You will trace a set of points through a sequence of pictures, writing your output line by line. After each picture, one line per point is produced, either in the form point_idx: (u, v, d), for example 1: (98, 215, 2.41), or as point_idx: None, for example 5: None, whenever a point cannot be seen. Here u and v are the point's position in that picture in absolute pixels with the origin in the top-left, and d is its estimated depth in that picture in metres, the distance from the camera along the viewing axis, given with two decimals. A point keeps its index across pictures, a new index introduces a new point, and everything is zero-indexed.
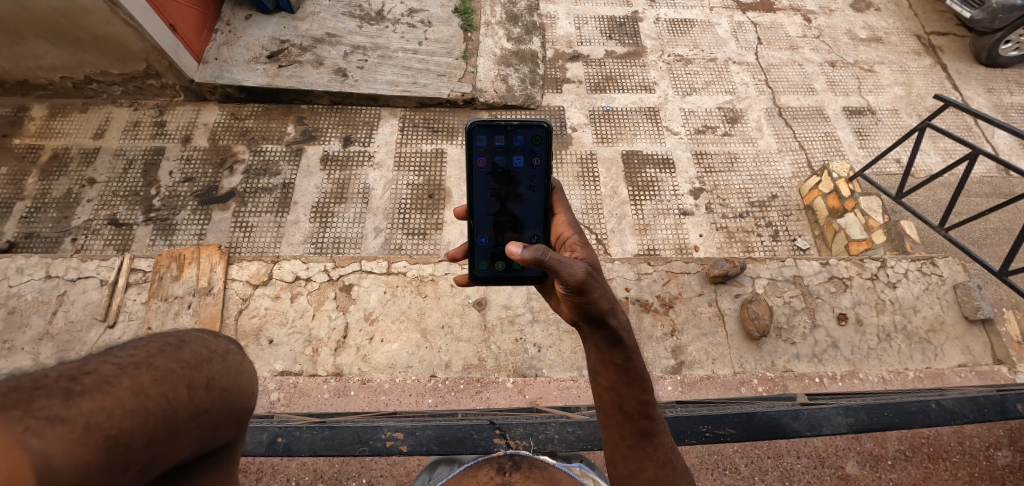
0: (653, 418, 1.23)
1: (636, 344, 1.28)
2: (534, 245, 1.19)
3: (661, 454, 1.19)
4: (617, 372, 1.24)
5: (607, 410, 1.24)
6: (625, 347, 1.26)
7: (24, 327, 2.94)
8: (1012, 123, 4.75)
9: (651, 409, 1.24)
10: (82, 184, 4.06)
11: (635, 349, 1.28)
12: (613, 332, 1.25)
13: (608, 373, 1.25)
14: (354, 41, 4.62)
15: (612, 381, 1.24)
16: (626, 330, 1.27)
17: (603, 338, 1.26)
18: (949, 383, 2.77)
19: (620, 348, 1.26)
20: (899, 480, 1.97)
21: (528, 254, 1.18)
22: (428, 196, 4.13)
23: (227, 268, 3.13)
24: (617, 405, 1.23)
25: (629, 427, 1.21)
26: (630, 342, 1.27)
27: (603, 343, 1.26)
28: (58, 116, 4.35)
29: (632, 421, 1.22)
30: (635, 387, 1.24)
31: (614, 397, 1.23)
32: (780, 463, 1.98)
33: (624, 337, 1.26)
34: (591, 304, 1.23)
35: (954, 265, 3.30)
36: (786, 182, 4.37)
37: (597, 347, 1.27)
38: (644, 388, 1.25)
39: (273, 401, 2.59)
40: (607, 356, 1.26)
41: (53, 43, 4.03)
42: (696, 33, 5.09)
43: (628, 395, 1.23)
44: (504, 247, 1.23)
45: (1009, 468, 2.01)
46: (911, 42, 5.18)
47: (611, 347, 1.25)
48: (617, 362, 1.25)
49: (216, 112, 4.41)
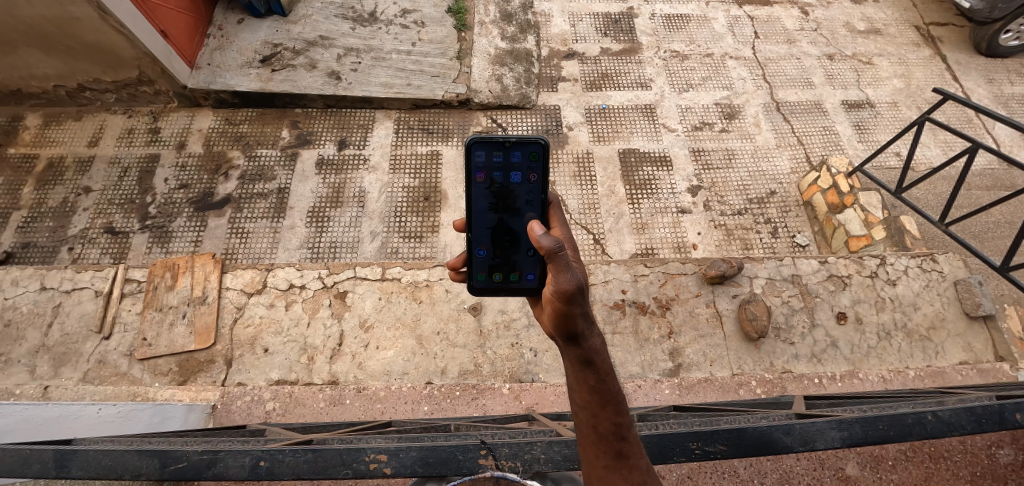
0: (629, 439, 1.13)
1: (610, 365, 1.21)
2: (554, 235, 1.21)
3: (638, 476, 1.08)
4: (591, 391, 1.17)
5: (582, 430, 1.16)
6: (599, 367, 1.20)
7: (20, 339, 2.94)
8: (1013, 114, 4.69)
9: (627, 430, 1.15)
10: (78, 193, 4.05)
11: (609, 369, 1.21)
12: (586, 353, 1.20)
13: (583, 393, 1.18)
14: (347, 43, 4.59)
15: (587, 401, 1.17)
16: (600, 353, 1.21)
17: (576, 356, 1.20)
18: (950, 381, 2.75)
19: (593, 370, 1.19)
20: (900, 481, 1.90)
21: (546, 241, 1.19)
22: (424, 199, 4.11)
23: (221, 277, 3.15)
24: (591, 425, 1.14)
25: (605, 447, 1.12)
26: (604, 363, 1.21)
27: (577, 361, 1.20)
28: (53, 125, 4.34)
29: (606, 442, 1.12)
30: (608, 407, 1.15)
31: (589, 416, 1.15)
32: (779, 465, 1.94)
33: (597, 360, 1.20)
34: (572, 318, 1.21)
35: (954, 261, 3.27)
36: (785, 178, 4.33)
37: (573, 365, 1.21)
38: (619, 410, 1.16)
39: (268, 411, 2.60)
40: (582, 375, 1.19)
41: (45, 52, 4.01)
42: (693, 28, 5.04)
43: (602, 416, 1.14)
44: (527, 224, 1.24)
45: (1014, 467, 1.89)
46: (910, 33, 5.12)
47: (584, 367, 1.19)
48: (591, 382, 1.18)
49: (210, 118, 4.39)
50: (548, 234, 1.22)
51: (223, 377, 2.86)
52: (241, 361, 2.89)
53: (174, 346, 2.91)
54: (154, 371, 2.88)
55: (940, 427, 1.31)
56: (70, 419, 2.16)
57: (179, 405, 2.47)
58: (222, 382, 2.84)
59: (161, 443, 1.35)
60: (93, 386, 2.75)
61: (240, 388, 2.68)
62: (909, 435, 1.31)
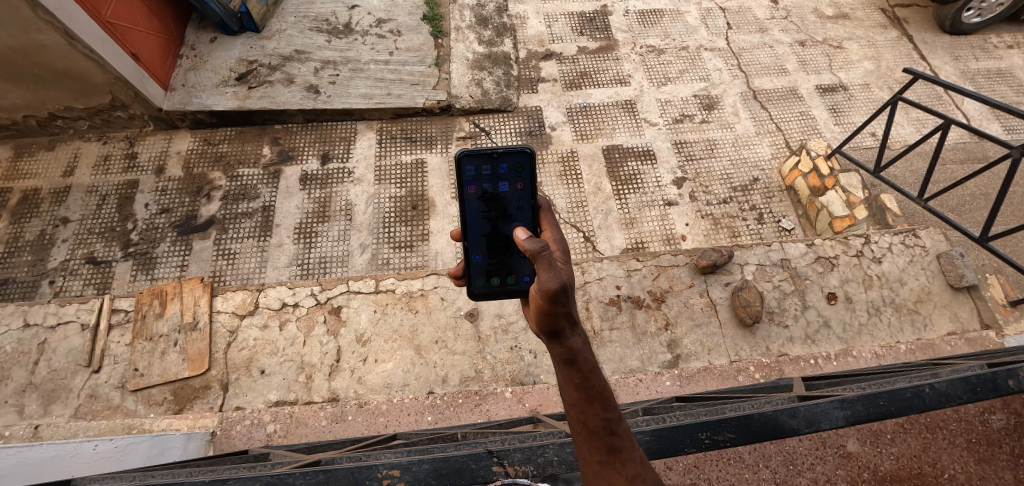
0: (620, 433, 1.10)
1: (594, 361, 1.18)
2: (537, 238, 1.22)
3: (632, 469, 1.06)
4: (578, 389, 1.15)
5: (574, 427, 1.14)
6: (583, 365, 1.17)
7: (5, 379, 2.86)
8: (980, 88, 4.83)
9: (618, 425, 1.11)
10: (56, 224, 3.96)
11: (594, 365, 1.17)
12: (568, 351, 1.18)
13: (570, 390, 1.16)
14: (323, 56, 4.55)
15: (576, 399, 1.14)
16: (583, 350, 1.18)
17: (559, 355, 1.18)
18: (940, 352, 2.84)
19: (577, 367, 1.16)
20: (901, 454, 1.62)
21: (529, 243, 1.21)
22: (411, 208, 4.09)
23: (211, 300, 3.09)
24: (581, 422, 1.12)
25: (596, 443, 1.10)
26: (587, 360, 1.18)
27: (563, 360, 1.18)
28: (24, 156, 4.22)
29: (598, 438, 1.10)
30: (596, 403, 1.13)
31: (578, 414, 1.13)
32: (783, 447, 1.64)
33: (579, 358, 1.17)
34: (554, 317, 1.17)
35: (935, 235, 3.35)
36: (766, 165, 4.39)
37: (558, 364, 1.19)
38: (607, 406, 1.13)
39: (269, 434, 2.60)
40: (567, 374, 1.17)
41: (12, 82, 3.89)
42: (666, 23, 5.10)
43: (590, 412, 1.12)
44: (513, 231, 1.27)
45: (1006, 430, 1.62)
46: (877, 15, 5.24)
47: (567, 365, 1.17)
48: (576, 380, 1.16)
49: (188, 139, 4.32)
50: (534, 238, 1.23)
51: (220, 403, 2.81)
52: (237, 384, 2.86)
53: (167, 374, 2.87)
54: (148, 402, 2.83)
55: (936, 399, 1.34)
56: (69, 458, 2.12)
57: (177, 435, 2.44)
58: (219, 407, 2.80)
59: (163, 476, 1.30)
60: (87, 421, 2.69)
61: (238, 413, 2.67)
62: (909, 409, 1.34)
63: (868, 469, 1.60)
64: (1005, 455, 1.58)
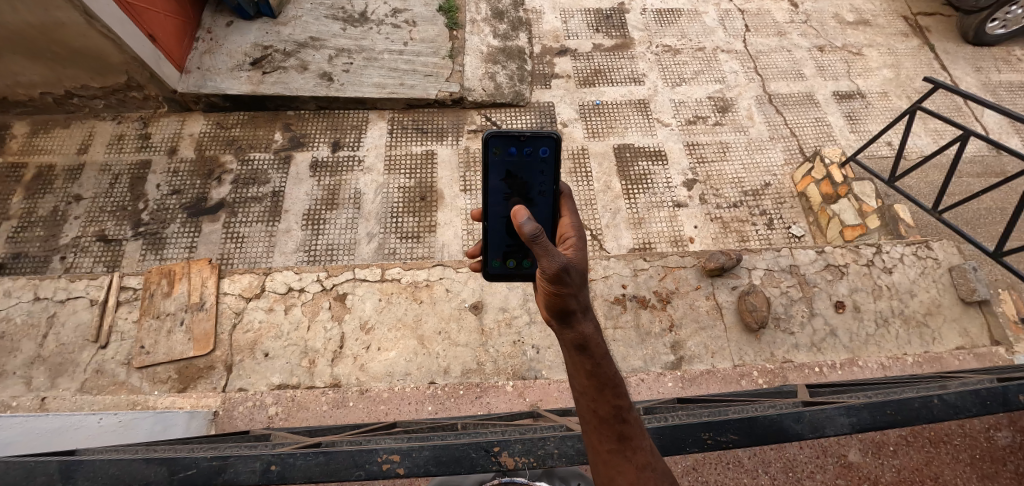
0: (630, 421, 1.11)
1: (605, 348, 1.17)
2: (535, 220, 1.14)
3: (642, 458, 1.07)
4: (589, 376, 1.14)
5: (584, 416, 1.13)
6: (594, 351, 1.16)
7: (14, 351, 2.90)
8: (1001, 101, 4.75)
9: (628, 413, 1.12)
10: (69, 201, 4.00)
11: (605, 352, 1.17)
12: (579, 337, 1.17)
13: (582, 377, 1.15)
14: (338, 44, 4.55)
15: (586, 386, 1.13)
16: (594, 336, 1.17)
17: (571, 340, 1.17)
18: (949, 366, 2.80)
19: (588, 354, 1.16)
20: (902, 467, 1.65)
21: (527, 228, 1.12)
22: (420, 198, 4.10)
23: (218, 282, 3.12)
24: (592, 410, 1.12)
25: (607, 431, 1.09)
26: (599, 346, 1.17)
27: (573, 347, 1.17)
28: (41, 133, 4.27)
29: (608, 426, 1.09)
30: (607, 390, 1.12)
31: (589, 402, 1.12)
32: (782, 454, 1.68)
33: (592, 344, 1.16)
34: (562, 299, 1.16)
35: (948, 247, 3.31)
36: (778, 170, 4.34)
37: (568, 350, 1.18)
38: (618, 393, 1.13)
39: (271, 416, 2.61)
40: (578, 361, 1.16)
41: (31, 58, 3.92)
42: (683, 23, 5.05)
43: (602, 400, 1.11)
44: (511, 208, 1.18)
45: (1011, 449, 1.63)
46: (899, 23, 5.15)
47: (579, 351, 1.16)
48: (587, 366, 1.15)
49: (201, 122, 4.35)
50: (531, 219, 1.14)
51: (223, 384, 2.84)
52: (240, 366, 2.88)
53: (172, 353, 2.89)
54: (153, 380, 2.86)
55: (944, 410, 1.31)
56: (71, 432, 2.14)
57: (179, 412, 2.46)
58: (222, 388, 2.83)
59: (165, 451, 1.30)
60: (92, 395, 2.72)
61: (240, 394, 2.68)
62: (918, 419, 1.31)
63: (868, 480, 1.63)
64: (1007, 473, 1.59)
